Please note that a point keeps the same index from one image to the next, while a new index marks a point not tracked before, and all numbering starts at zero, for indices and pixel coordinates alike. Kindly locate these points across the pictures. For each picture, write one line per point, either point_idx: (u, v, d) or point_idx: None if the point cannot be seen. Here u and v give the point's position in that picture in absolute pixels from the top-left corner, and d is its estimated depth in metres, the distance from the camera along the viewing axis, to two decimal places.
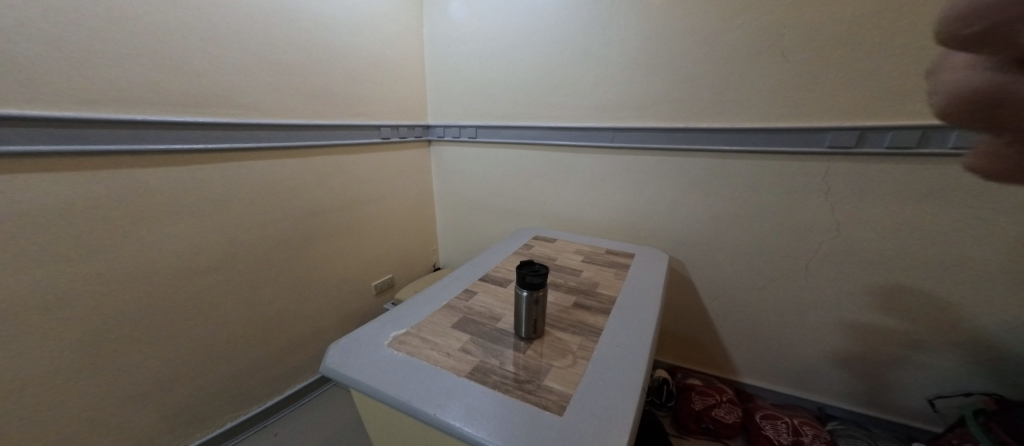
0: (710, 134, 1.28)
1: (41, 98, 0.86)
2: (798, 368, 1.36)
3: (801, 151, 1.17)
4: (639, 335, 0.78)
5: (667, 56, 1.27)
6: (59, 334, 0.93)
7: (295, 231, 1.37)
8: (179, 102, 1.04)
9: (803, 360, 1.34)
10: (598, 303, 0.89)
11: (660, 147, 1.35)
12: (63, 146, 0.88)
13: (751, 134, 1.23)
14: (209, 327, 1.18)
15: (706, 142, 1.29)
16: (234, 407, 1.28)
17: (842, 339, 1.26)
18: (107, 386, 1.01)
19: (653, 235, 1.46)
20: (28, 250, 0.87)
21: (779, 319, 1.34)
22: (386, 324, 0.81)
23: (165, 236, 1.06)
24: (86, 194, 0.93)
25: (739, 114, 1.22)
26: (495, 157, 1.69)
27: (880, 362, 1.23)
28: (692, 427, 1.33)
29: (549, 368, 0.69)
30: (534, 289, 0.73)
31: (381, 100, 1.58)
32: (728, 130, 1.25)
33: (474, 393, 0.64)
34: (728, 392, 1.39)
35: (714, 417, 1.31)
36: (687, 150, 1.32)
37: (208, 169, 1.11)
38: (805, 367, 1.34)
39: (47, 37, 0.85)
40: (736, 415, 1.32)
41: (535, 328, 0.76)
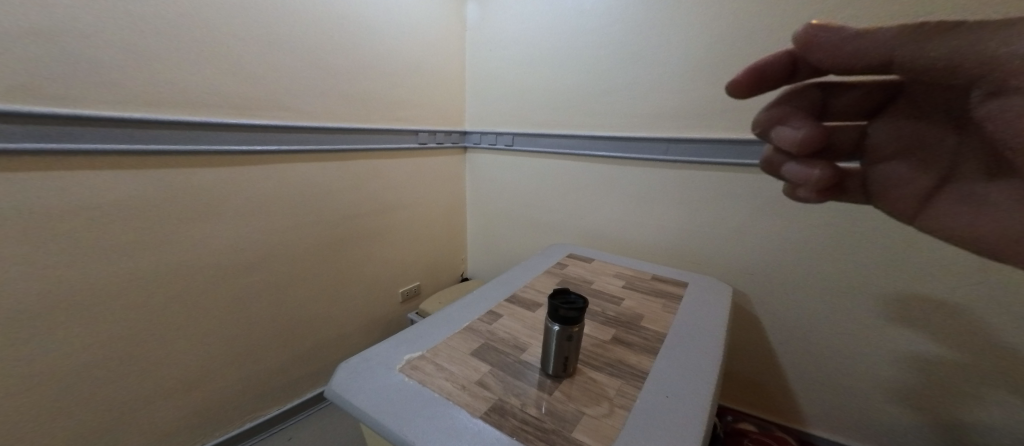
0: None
1: (112, 96, 0.87)
2: (881, 426, 1.14)
3: None
4: (692, 384, 0.65)
5: (733, 59, 1.14)
6: (113, 330, 0.94)
7: (330, 234, 1.35)
8: (229, 105, 1.05)
9: (888, 418, 1.12)
10: (642, 339, 0.77)
11: (718, 162, 1.20)
12: (131, 145, 0.91)
13: None
14: (240, 325, 1.17)
15: None
16: (254, 408, 1.26)
17: (943, 399, 1.04)
18: (144, 381, 1.01)
19: (706, 258, 1.30)
20: (92, 244, 0.89)
21: (860, 366, 1.13)
22: (401, 344, 0.74)
23: (213, 235, 1.07)
24: (142, 190, 0.94)
25: None
26: (531, 166, 1.61)
27: (993, 431, 1.00)
28: None
29: (580, 417, 0.59)
30: (568, 324, 0.63)
31: (420, 105, 1.55)
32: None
33: (488, 440, 0.55)
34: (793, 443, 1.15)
35: None
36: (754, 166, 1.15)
37: (255, 170, 1.13)
38: (891, 427, 1.13)
39: (119, 35, 0.86)
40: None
41: (566, 367, 0.65)
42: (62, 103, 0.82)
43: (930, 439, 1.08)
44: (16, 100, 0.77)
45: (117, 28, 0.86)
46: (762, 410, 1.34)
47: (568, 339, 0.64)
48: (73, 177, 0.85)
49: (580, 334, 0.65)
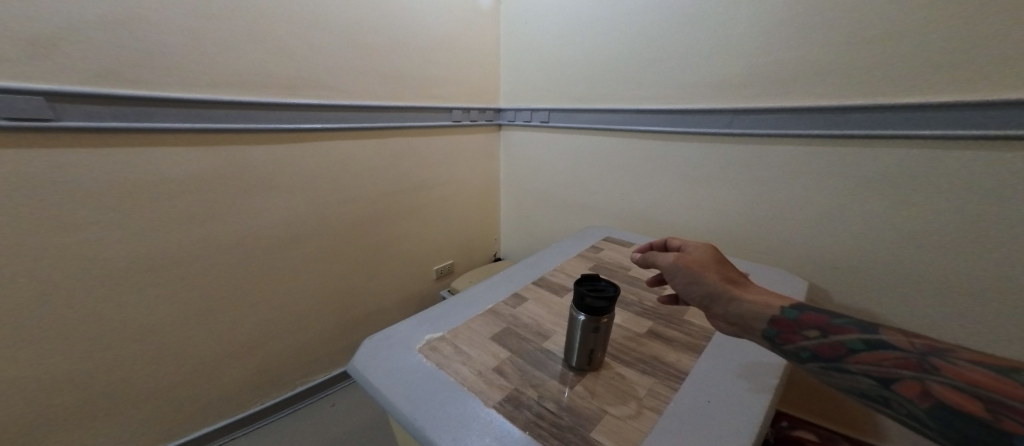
0: (896, 115, 0.89)
1: (172, 79, 0.92)
2: None
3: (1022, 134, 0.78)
4: (739, 391, 0.56)
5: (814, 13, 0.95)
6: (183, 295, 1.03)
7: (368, 211, 1.37)
8: (274, 85, 1.07)
9: None
10: (682, 334, 0.69)
11: (795, 133, 1.02)
12: (197, 124, 0.96)
13: (933, 116, 0.85)
14: (288, 296, 1.24)
15: (857, 126, 0.94)
16: (301, 373, 1.35)
17: None
18: (207, 342, 1.10)
19: (768, 247, 1.14)
20: (167, 215, 0.96)
21: None
22: (424, 323, 0.72)
23: (268, 209, 1.13)
24: (204, 166, 1.00)
25: (923, 88, 0.86)
26: (569, 144, 1.52)
27: None
28: None
29: (602, 416, 0.53)
30: (596, 315, 0.57)
31: (454, 82, 1.51)
32: (945, 111, 0.84)
33: (499, 432, 0.51)
34: None
35: None
36: (854, 136, 0.94)
37: (300, 147, 1.16)
38: None
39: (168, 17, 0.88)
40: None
41: (593, 360, 0.60)
42: (140, 86, 0.88)
43: None
44: (98, 85, 0.83)
45: (175, 10, 0.89)
46: (824, 418, 1.20)
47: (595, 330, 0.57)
48: (144, 154, 0.91)
49: (609, 325, 0.59)
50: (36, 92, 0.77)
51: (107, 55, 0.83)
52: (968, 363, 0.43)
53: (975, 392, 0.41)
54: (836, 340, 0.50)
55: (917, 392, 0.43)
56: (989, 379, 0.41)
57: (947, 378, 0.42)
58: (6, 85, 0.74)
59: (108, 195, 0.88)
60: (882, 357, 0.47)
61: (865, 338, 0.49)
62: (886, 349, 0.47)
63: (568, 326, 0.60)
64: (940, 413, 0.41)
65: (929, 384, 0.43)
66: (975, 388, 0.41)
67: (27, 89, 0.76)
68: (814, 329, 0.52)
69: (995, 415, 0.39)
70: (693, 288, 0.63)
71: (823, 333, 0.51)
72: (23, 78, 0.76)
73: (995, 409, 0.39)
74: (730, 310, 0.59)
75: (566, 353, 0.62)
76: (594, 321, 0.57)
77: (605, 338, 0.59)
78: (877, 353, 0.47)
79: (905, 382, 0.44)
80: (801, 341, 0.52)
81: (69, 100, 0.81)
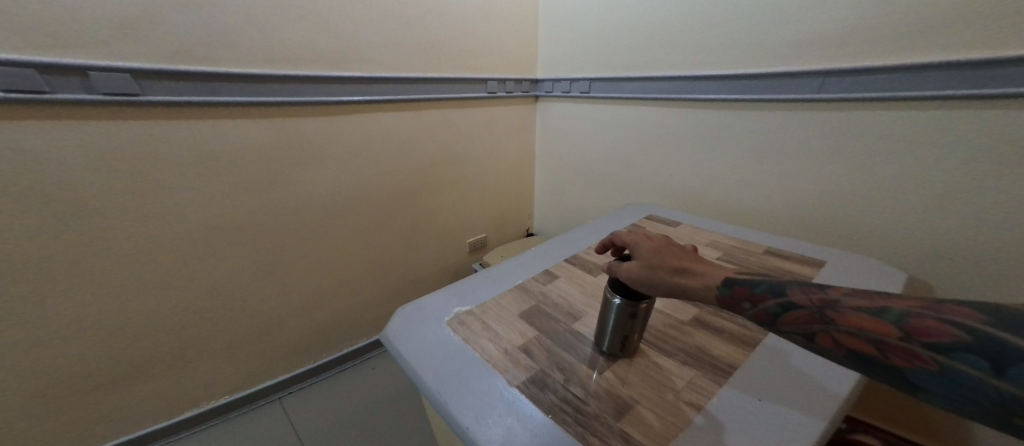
0: None
1: (225, 53, 0.93)
2: None
3: None
4: (795, 393, 0.50)
5: None
6: (247, 261, 1.10)
7: (405, 184, 1.38)
8: (319, 58, 1.07)
9: None
10: (731, 325, 0.62)
11: (900, 95, 0.84)
12: (254, 98, 0.99)
13: None
14: (332, 265, 1.28)
15: (979, 86, 0.76)
16: (343, 337, 1.42)
17: None
18: (260, 305, 1.17)
19: (838, 231, 1.00)
20: (228, 185, 1.01)
21: None
22: (454, 296, 0.71)
23: (315, 179, 1.16)
24: (257, 138, 1.03)
25: None
26: (612, 115, 1.42)
27: None
28: None
29: (633, 407, 0.49)
30: (634, 299, 0.53)
31: (491, 51, 1.45)
32: None
33: (522, 414, 0.48)
34: None
35: None
36: (989, 94, 0.75)
37: (343, 120, 1.16)
38: None
39: None
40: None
41: (626, 347, 0.55)
42: (203, 62, 0.91)
43: None
44: (174, 63, 0.87)
45: None
46: (892, 424, 1.06)
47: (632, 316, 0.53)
48: (212, 127, 0.95)
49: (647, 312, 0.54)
50: (123, 70, 0.82)
51: (168, 32, 0.85)
52: (855, 306, 0.39)
53: (868, 336, 0.37)
54: (758, 306, 0.44)
55: (830, 346, 0.39)
56: (874, 321, 0.37)
57: (845, 328, 0.39)
58: (100, 64, 0.80)
59: (183, 166, 0.94)
60: (794, 316, 0.42)
61: (780, 300, 0.43)
62: (795, 307, 0.42)
63: (602, 310, 0.56)
64: (848, 364, 0.38)
65: (836, 335, 0.39)
66: (867, 333, 0.37)
67: (117, 67, 0.81)
68: (738, 299, 0.45)
69: (887, 356, 0.36)
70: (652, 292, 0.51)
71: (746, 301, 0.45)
72: (110, 57, 0.81)
73: (887, 351, 0.36)
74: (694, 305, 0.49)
75: (596, 339, 0.58)
76: (632, 306, 0.53)
77: (642, 325, 0.54)
78: (790, 313, 0.42)
79: (820, 338, 0.40)
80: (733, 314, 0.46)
81: (145, 77, 0.85)
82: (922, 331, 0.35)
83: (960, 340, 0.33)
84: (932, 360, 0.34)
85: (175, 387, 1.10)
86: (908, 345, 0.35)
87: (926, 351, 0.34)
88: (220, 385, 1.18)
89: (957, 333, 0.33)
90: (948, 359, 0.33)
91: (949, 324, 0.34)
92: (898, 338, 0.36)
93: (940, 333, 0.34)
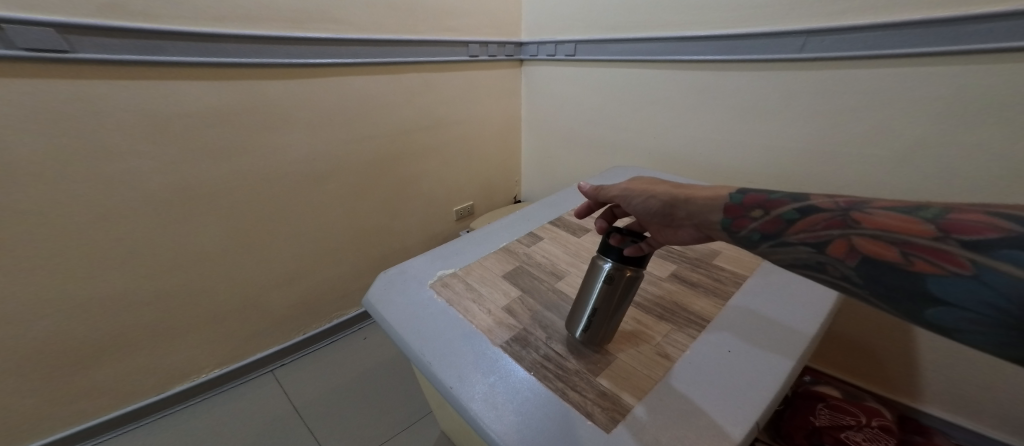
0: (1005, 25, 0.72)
1: (178, 9, 0.87)
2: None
3: None
4: (766, 341, 0.52)
5: None
6: (220, 230, 1.07)
7: (386, 152, 1.35)
8: (279, 17, 1.00)
9: None
10: (709, 280, 0.64)
11: (879, 54, 0.84)
12: (211, 58, 0.93)
13: None
14: (313, 234, 1.27)
15: (949, 44, 0.77)
16: (332, 307, 1.43)
17: None
18: (241, 276, 1.16)
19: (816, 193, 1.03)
20: (190, 151, 0.97)
21: None
22: (437, 259, 0.70)
23: (288, 146, 1.12)
24: (220, 101, 0.98)
25: None
26: (598, 79, 1.39)
27: None
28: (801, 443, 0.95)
29: (612, 361, 0.50)
30: (621, 262, 0.48)
31: (472, 11, 1.38)
32: None
33: (505, 371, 0.49)
34: (878, 414, 0.95)
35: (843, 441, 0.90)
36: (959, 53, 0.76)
37: (314, 83, 1.11)
38: None
39: None
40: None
41: (598, 333, 0.51)
42: (153, 20, 0.85)
43: None
44: (107, 18, 0.80)
45: None
46: (859, 376, 1.13)
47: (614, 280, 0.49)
48: (167, 86, 0.90)
49: (632, 285, 0.49)
50: (45, 24, 0.74)
51: None
52: (888, 210, 0.36)
53: (893, 237, 0.34)
54: (775, 214, 0.43)
55: (845, 251, 0.36)
56: (905, 222, 0.34)
57: (869, 230, 0.35)
58: (17, 16, 0.72)
59: (138, 130, 0.89)
60: (813, 221, 0.40)
61: (801, 207, 0.42)
62: (818, 212, 0.40)
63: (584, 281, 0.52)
64: (861, 268, 0.35)
65: (856, 239, 0.36)
66: (893, 234, 0.34)
67: (36, 20, 0.73)
68: (754, 207, 0.45)
69: (910, 259, 0.32)
70: (649, 201, 0.54)
71: (763, 210, 0.44)
72: (31, 8, 0.73)
73: (910, 252, 0.32)
74: (693, 211, 0.50)
75: (568, 320, 0.53)
76: (617, 270, 0.49)
77: (624, 301, 0.50)
78: (809, 219, 0.40)
79: (834, 242, 0.37)
80: (747, 225, 0.45)
81: (80, 32, 0.78)
82: (959, 229, 0.31)
83: (1002, 236, 0.29)
84: (964, 260, 0.30)
85: (162, 360, 1.11)
86: (938, 243, 0.31)
87: (960, 250, 0.30)
88: (207, 357, 1.19)
89: (1000, 229, 0.29)
90: (983, 257, 0.29)
91: (994, 222, 0.30)
92: (929, 237, 0.32)
93: (980, 230, 0.30)
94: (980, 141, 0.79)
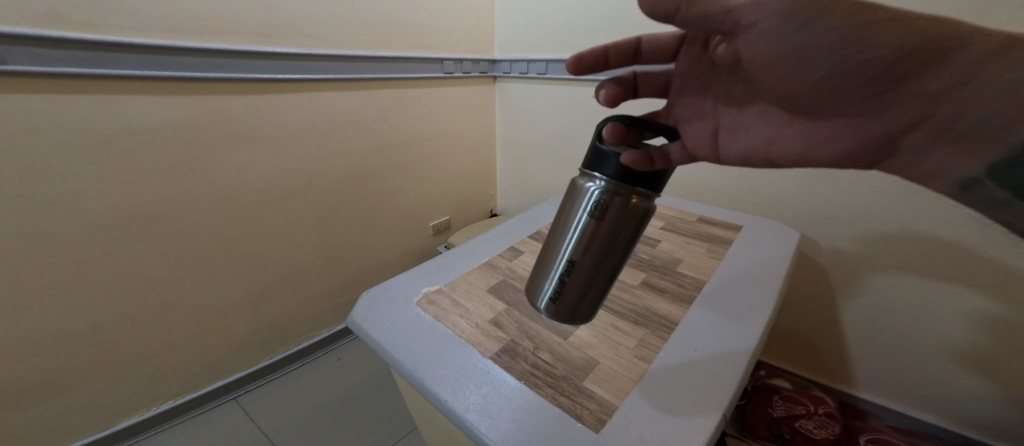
0: None
1: (137, 23, 0.84)
2: (939, 396, 1.02)
3: None
4: (728, 340, 0.57)
5: None
6: (180, 250, 1.03)
7: (359, 167, 1.34)
8: (247, 31, 0.98)
9: (948, 390, 1.00)
10: (676, 286, 0.70)
11: None
12: (163, 72, 0.89)
13: None
14: (281, 253, 1.24)
15: None
16: (303, 328, 1.39)
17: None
18: (202, 298, 1.11)
19: (764, 204, 1.13)
20: (146, 169, 0.93)
21: (924, 331, 0.98)
22: (421, 276, 0.72)
23: (254, 161, 1.09)
24: (180, 117, 0.94)
25: None
26: (567, 96, 1.45)
27: None
28: (762, 433, 1.05)
29: (595, 366, 0.54)
30: (607, 192, 0.44)
31: (445, 29, 1.41)
32: None
33: (496, 382, 0.51)
34: (824, 403, 1.05)
35: (798, 429, 1.00)
36: None
37: (284, 99, 1.10)
38: (949, 398, 1.01)
39: None
40: (830, 432, 0.97)
41: (577, 292, 0.48)
42: (103, 30, 0.80)
43: (1004, 415, 0.94)
44: (49, 25, 0.75)
45: None
46: (806, 368, 1.24)
47: (597, 219, 0.45)
48: (121, 101, 0.86)
49: (623, 221, 0.45)
50: None
51: None
52: None
53: None
54: None
55: None
56: None
57: None
58: None
59: (88, 148, 0.84)
60: None
61: None
62: None
63: (550, 234, 0.50)
64: None
65: None
66: None
67: None
68: None
69: None
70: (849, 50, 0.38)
71: None
72: None
73: None
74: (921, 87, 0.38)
75: (532, 289, 0.52)
76: (601, 205, 0.44)
77: (612, 243, 0.46)
78: None
79: None
80: None
81: (17, 42, 0.73)
82: None
83: None
84: None
85: (113, 389, 1.04)
86: None
87: None
88: (165, 385, 1.13)
89: None
90: None
91: None
92: None
93: None
94: None
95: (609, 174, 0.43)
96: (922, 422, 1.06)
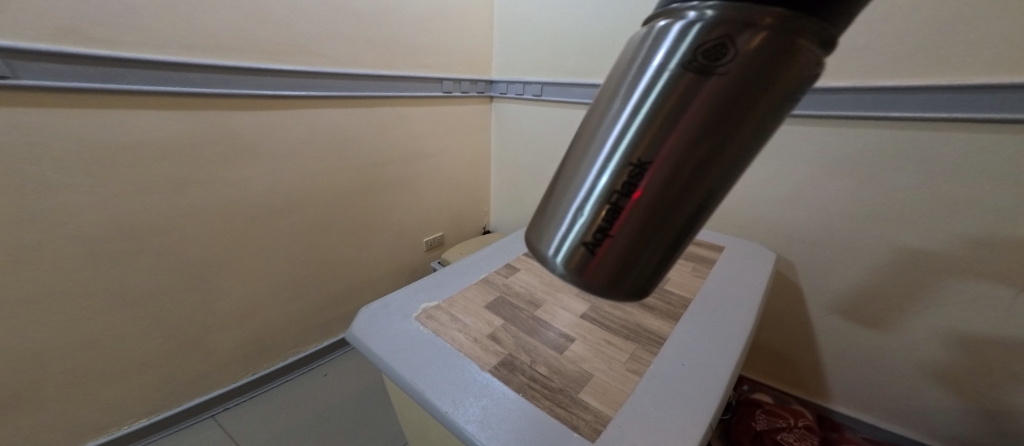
0: (862, 96, 0.94)
1: (148, 41, 0.86)
2: (906, 410, 1.07)
3: (960, 117, 0.84)
4: (713, 354, 0.61)
5: None
6: (171, 263, 1.03)
7: (355, 182, 1.36)
8: (254, 49, 1.01)
9: (915, 404, 1.06)
10: (664, 303, 0.74)
11: None
12: (170, 87, 0.91)
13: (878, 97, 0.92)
14: (273, 266, 1.23)
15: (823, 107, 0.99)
16: (291, 344, 1.39)
17: (981, 388, 0.95)
18: (191, 312, 1.10)
19: (745, 225, 1.20)
20: (145, 182, 0.93)
21: (892, 348, 1.04)
22: (419, 292, 0.74)
23: (253, 175, 1.10)
24: (181, 131, 0.96)
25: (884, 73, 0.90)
26: (560, 117, 1.51)
27: None
28: None
29: (590, 379, 0.57)
30: (703, 69, 0.26)
31: (445, 50, 1.46)
32: (908, 93, 0.89)
33: (495, 394, 0.53)
34: (804, 417, 1.09)
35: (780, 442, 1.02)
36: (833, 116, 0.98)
37: (286, 114, 1.12)
38: (916, 411, 1.06)
39: None
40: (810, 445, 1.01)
41: (637, 224, 0.28)
42: (113, 47, 0.82)
43: (964, 427, 1.00)
44: (63, 42, 0.77)
45: None
46: (786, 383, 1.28)
47: (687, 90, 0.27)
48: (121, 115, 0.87)
49: (732, 100, 0.26)
50: None
51: (72, 14, 0.77)
52: None
53: None
54: None
55: None
56: None
57: None
58: None
59: (83, 161, 0.85)
60: None
61: None
62: None
63: (585, 125, 0.31)
64: None
65: None
66: None
67: None
68: None
69: None
70: None
71: None
72: None
73: None
74: None
75: (542, 225, 0.32)
76: (693, 64, 0.26)
77: (704, 164, 0.27)
78: None
79: None
80: None
81: (30, 57, 0.75)
82: None
83: None
84: None
85: (91, 406, 1.01)
86: None
87: None
88: (147, 401, 1.11)
89: None
90: None
91: None
92: None
93: None
94: (861, 182, 0.98)
95: (714, 28, 0.26)
96: (892, 435, 1.11)
